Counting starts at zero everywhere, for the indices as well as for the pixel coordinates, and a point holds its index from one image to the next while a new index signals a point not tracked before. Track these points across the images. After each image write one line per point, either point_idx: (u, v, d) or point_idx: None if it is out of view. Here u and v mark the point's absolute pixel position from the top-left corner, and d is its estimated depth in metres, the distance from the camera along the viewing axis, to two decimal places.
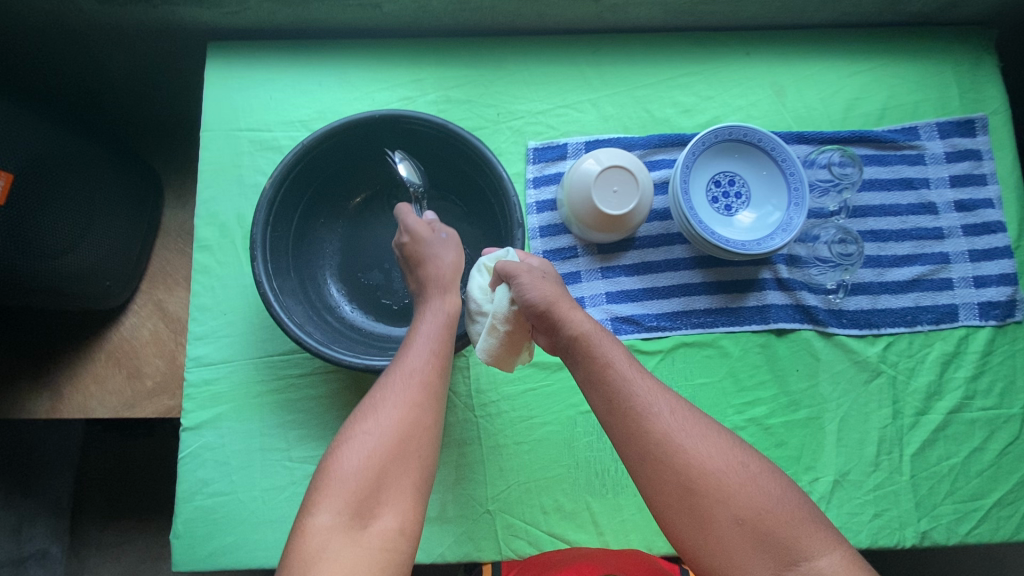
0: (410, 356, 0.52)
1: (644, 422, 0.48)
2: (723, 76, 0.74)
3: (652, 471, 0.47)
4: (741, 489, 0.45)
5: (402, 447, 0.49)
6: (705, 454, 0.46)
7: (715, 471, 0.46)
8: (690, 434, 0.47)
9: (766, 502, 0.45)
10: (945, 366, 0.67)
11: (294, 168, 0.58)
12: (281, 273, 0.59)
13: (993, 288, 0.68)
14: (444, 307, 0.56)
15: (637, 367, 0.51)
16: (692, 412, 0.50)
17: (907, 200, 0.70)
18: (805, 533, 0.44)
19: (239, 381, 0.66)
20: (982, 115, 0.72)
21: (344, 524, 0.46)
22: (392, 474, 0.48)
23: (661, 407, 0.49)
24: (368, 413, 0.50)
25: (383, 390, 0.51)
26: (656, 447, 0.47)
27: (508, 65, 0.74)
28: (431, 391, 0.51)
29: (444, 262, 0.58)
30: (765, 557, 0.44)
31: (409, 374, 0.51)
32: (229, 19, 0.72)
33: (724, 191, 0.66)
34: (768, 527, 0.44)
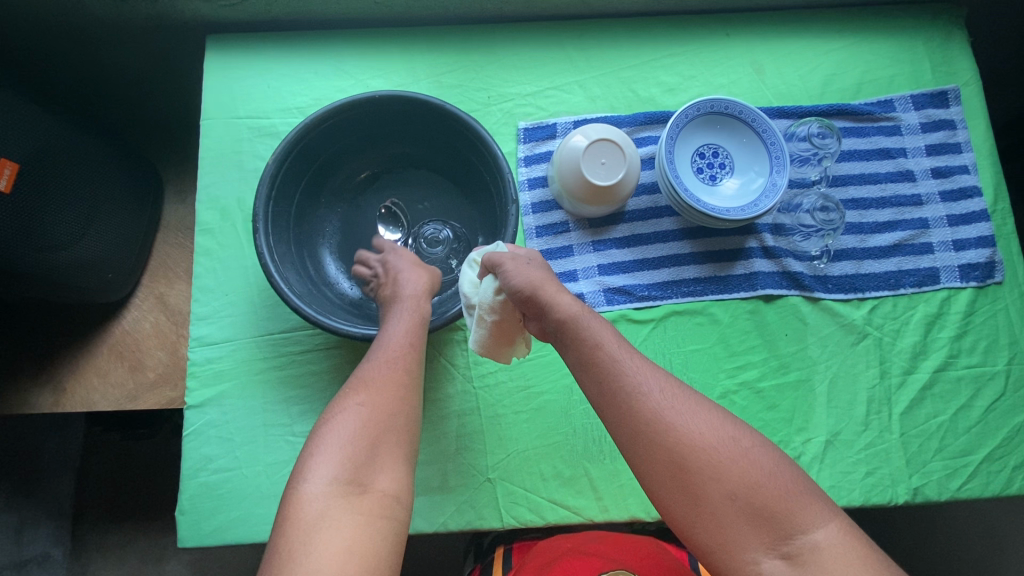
0: (393, 332, 0.55)
1: (633, 400, 0.46)
2: (704, 56, 0.77)
3: (642, 450, 0.44)
4: (733, 463, 0.42)
5: (394, 413, 0.50)
6: (695, 429, 0.44)
7: (705, 445, 0.43)
8: (678, 411, 0.45)
9: (759, 475, 0.42)
10: (929, 327, 0.69)
11: (297, 145, 0.60)
12: (282, 247, 0.61)
13: (972, 250, 0.71)
14: (417, 308, 0.58)
15: (626, 347, 0.49)
16: (684, 390, 0.47)
17: (886, 169, 0.73)
18: (801, 506, 0.41)
19: (241, 359, 0.68)
20: (954, 86, 0.75)
21: (341, 489, 0.45)
22: (386, 440, 0.49)
23: (651, 385, 0.46)
24: (360, 384, 0.51)
25: (367, 371, 0.52)
26: (644, 423, 0.45)
27: (497, 50, 0.76)
28: (415, 363, 0.54)
29: (424, 276, 0.62)
30: (760, 534, 0.41)
31: (394, 348, 0.54)
32: (227, 12, 0.75)
33: (708, 162, 0.69)
34: (762, 501, 0.41)
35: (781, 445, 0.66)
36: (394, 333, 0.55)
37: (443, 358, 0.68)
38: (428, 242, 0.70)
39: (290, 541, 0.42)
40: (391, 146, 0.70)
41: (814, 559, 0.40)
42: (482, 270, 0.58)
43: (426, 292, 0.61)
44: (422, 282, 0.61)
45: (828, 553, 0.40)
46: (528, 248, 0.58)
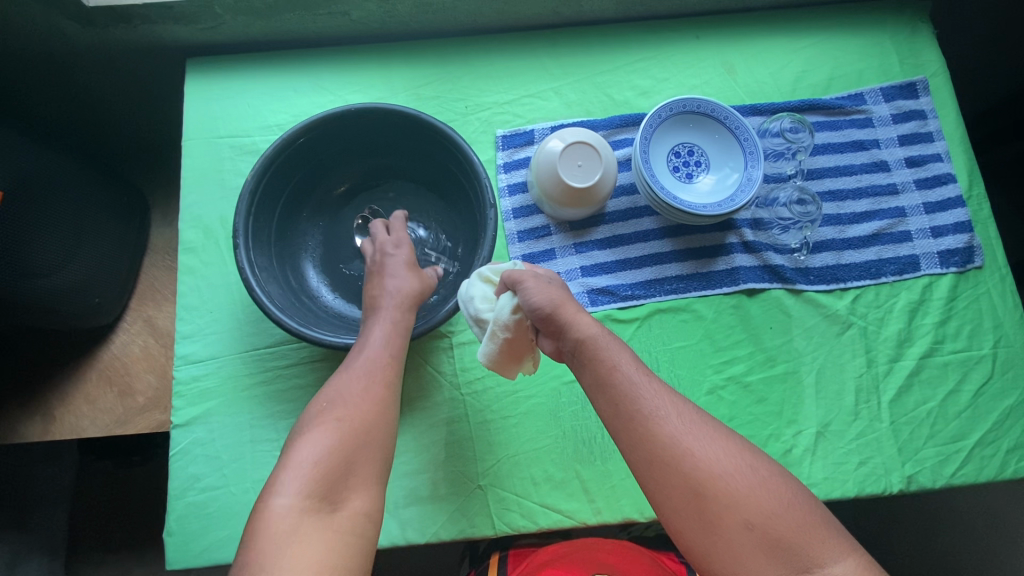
0: (376, 342, 0.56)
1: (650, 424, 0.46)
2: (676, 59, 0.78)
3: (655, 474, 0.45)
4: (752, 494, 0.43)
5: (370, 429, 0.50)
6: (714, 457, 0.44)
7: (724, 474, 0.44)
8: (697, 438, 0.45)
9: (777, 507, 0.43)
10: (912, 314, 0.69)
11: (276, 159, 0.61)
12: (263, 262, 0.62)
13: (950, 236, 0.71)
14: (398, 319, 0.58)
15: (644, 371, 0.50)
16: (702, 418, 0.47)
17: (861, 160, 0.74)
18: (818, 540, 0.42)
19: (226, 375, 0.68)
20: (922, 78, 0.77)
21: (313, 505, 0.45)
22: (363, 455, 0.49)
23: (668, 410, 0.47)
24: (337, 399, 0.51)
25: (344, 385, 0.53)
26: (661, 448, 0.45)
27: (473, 61, 0.78)
28: (393, 378, 0.54)
29: (412, 284, 0.61)
30: (778, 567, 0.41)
31: (375, 360, 0.54)
32: (206, 35, 0.76)
33: (684, 161, 0.70)
34: (779, 533, 0.42)
35: (771, 438, 0.66)
36: (376, 343, 0.56)
37: (429, 366, 0.68)
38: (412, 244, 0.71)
39: (256, 555, 0.42)
40: (369, 158, 0.71)
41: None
42: (500, 287, 0.57)
43: (407, 302, 0.60)
44: (405, 289, 0.60)
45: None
46: (548, 272, 0.58)
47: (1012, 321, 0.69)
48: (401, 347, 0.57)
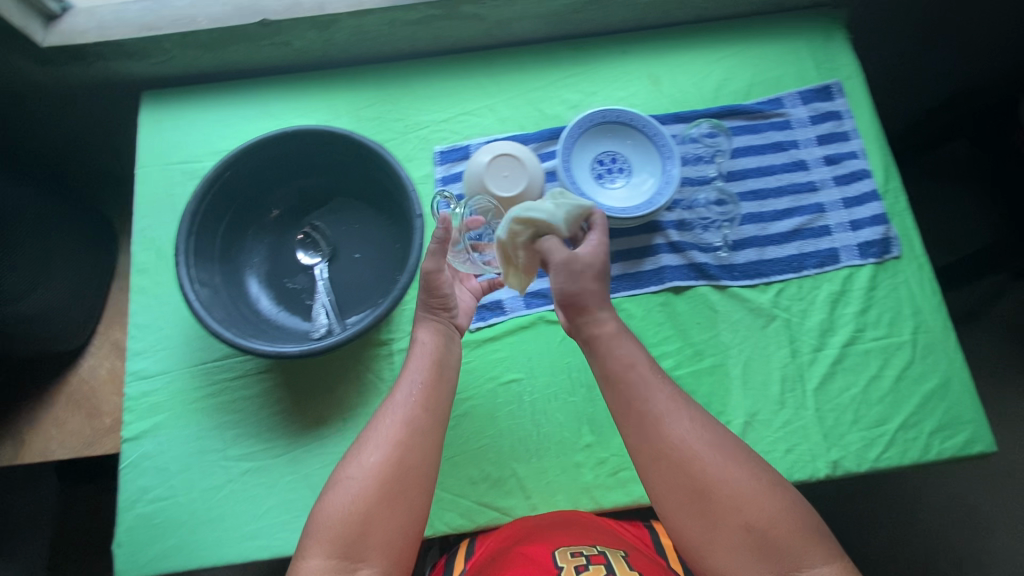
0: (401, 394, 0.59)
1: (675, 417, 0.53)
2: (603, 74, 0.82)
3: (670, 471, 0.51)
4: (759, 499, 0.50)
5: (393, 481, 0.54)
6: (729, 459, 0.51)
7: (738, 474, 0.51)
8: (712, 443, 0.52)
9: (783, 508, 0.50)
10: (834, 304, 0.72)
11: (213, 182, 0.65)
12: (204, 280, 0.66)
13: (868, 229, 0.74)
14: (426, 348, 0.62)
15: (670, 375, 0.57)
16: (716, 425, 0.54)
17: (780, 161, 0.77)
18: (811, 543, 0.49)
19: (175, 389, 0.70)
20: (836, 81, 0.81)
21: (334, 565, 0.50)
22: (377, 517, 0.52)
23: (691, 411, 0.54)
24: (363, 450, 0.55)
25: (371, 432, 0.56)
26: (676, 449, 0.52)
27: (412, 84, 0.82)
28: (422, 428, 0.57)
29: (433, 280, 0.63)
30: (770, 563, 0.48)
31: (397, 414, 0.57)
32: (159, 68, 0.81)
33: (607, 168, 0.73)
34: (781, 532, 0.49)
35: None
36: (400, 396, 0.58)
37: (371, 374, 0.70)
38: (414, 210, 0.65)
39: None
40: (306, 175, 0.73)
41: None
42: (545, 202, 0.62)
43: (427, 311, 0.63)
44: (424, 293, 0.63)
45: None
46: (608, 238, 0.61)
47: (930, 308, 0.72)
48: (421, 398, 0.58)
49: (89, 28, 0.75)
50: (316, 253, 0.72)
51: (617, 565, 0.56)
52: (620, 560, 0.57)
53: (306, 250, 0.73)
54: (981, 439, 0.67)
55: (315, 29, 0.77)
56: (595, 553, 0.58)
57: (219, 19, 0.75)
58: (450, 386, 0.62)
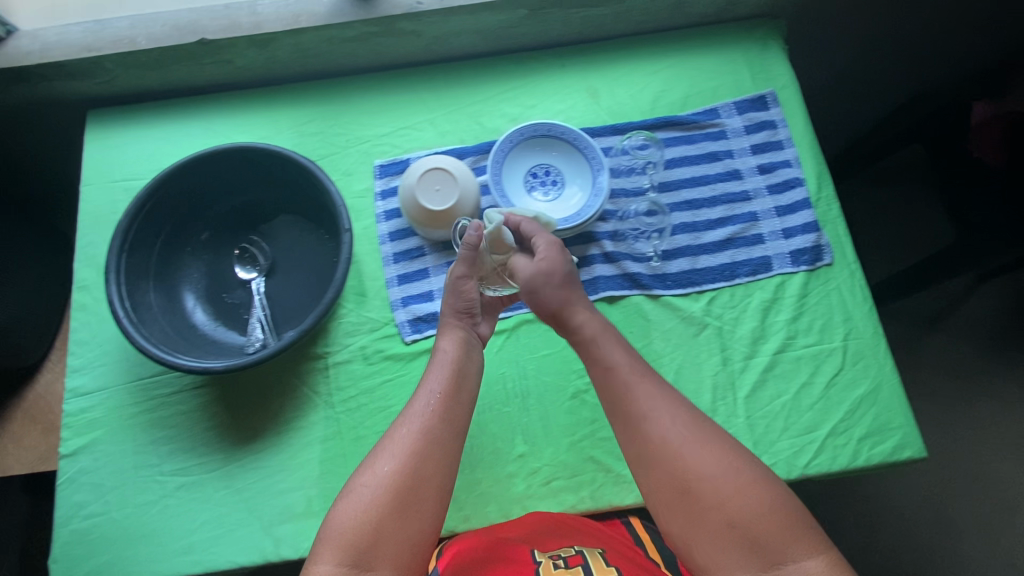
0: (419, 402, 0.59)
1: (679, 416, 0.55)
2: (543, 87, 0.84)
3: (658, 469, 0.53)
4: (766, 496, 0.50)
5: (403, 487, 0.54)
6: (734, 457, 0.52)
7: (744, 471, 0.51)
8: (699, 439, 0.53)
9: (788, 504, 0.50)
10: (766, 312, 0.73)
11: (146, 201, 0.67)
12: (138, 297, 0.67)
13: (800, 237, 0.75)
14: (446, 355, 0.63)
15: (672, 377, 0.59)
16: (704, 421, 0.55)
17: (715, 170, 0.78)
18: (797, 538, 0.49)
19: (113, 405, 0.71)
20: (770, 91, 0.82)
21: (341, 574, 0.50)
22: (388, 526, 0.52)
23: (694, 412, 0.55)
24: (377, 456, 0.56)
25: (387, 439, 0.57)
26: (664, 446, 0.53)
27: (354, 99, 0.83)
28: (438, 434, 0.57)
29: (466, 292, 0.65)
30: (757, 558, 0.49)
31: (414, 422, 0.57)
32: (104, 88, 0.82)
33: (541, 181, 0.74)
34: (788, 528, 0.49)
35: None
36: (417, 404, 0.59)
37: (306, 387, 0.71)
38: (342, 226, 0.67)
39: None
40: (245, 191, 0.74)
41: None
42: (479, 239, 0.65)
43: (456, 320, 0.65)
44: (454, 305, 0.65)
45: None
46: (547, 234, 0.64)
47: (861, 314, 0.73)
48: (438, 406, 0.59)
49: (31, 49, 0.77)
50: (254, 268, 0.73)
51: (594, 562, 0.56)
52: (597, 558, 0.57)
53: (243, 265, 0.73)
54: (910, 445, 0.68)
55: (255, 48, 0.78)
56: (572, 554, 0.58)
57: (157, 40, 0.76)
58: (469, 395, 0.62)
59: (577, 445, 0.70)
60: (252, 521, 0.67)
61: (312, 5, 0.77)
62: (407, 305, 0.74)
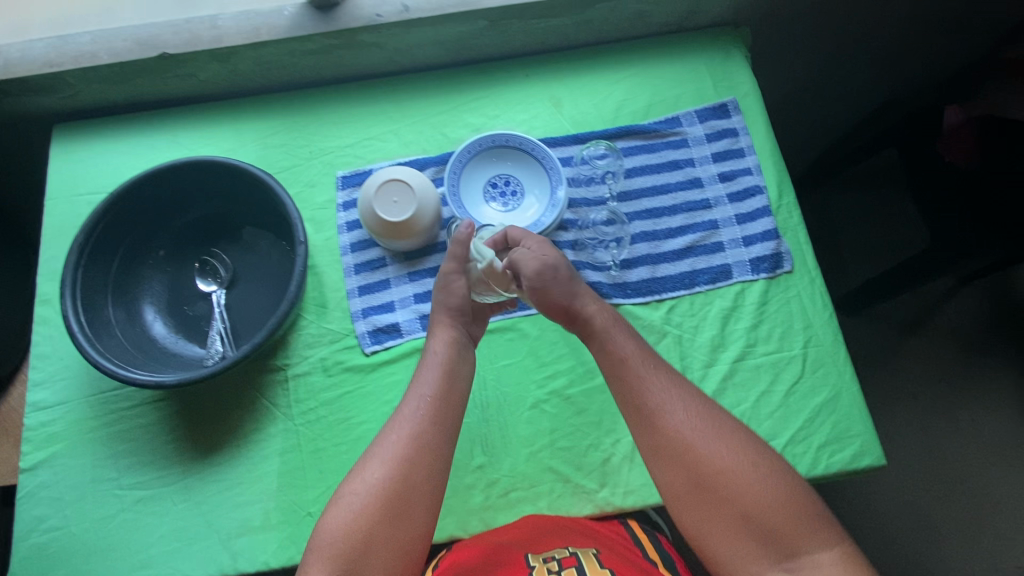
0: (408, 408, 0.61)
1: (660, 414, 0.57)
2: (506, 96, 0.83)
3: (669, 464, 0.55)
4: (751, 490, 0.53)
5: (394, 493, 0.56)
6: (716, 452, 0.54)
7: (725, 467, 0.54)
8: (711, 435, 0.55)
9: (772, 500, 0.52)
10: (726, 320, 0.73)
11: (104, 215, 0.67)
12: (94, 311, 0.67)
13: (759, 244, 0.75)
14: (436, 356, 0.64)
15: (658, 369, 0.60)
16: (722, 417, 0.57)
17: (675, 179, 0.79)
18: (805, 531, 0.52)
19: (74, 419, 0.71)
20: (732, 99, 0.82)
21: None
22: (378, 532, 0.54)
23: (676, 408, 0.57)
24: (370, 461, 0.58)
25: (377, 446, 0.59)
26: (675, 443, 0.55)
27: (318, 111, 0.83)
28: (428, 437, 0.59)
29: (453, 297, 0.67)
30: (764, 549, 0.52)
31: (403, 429, 0.59)
32: (69, 102, 0.82)
33: (501, 191, 0.75)
34: (771, 522, 0.52)
35: (590, 448, 0.70)
36: (407, 411, 0.61)
37: (265, 400, 0.71)
38: (298, 239, 0.68)
39: None
40: (206, 204, 0.75)
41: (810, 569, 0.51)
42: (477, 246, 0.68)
43: (446, 322, 0.66)
44: (444, 309, 0.66)
45: (821, 569, 0.50)
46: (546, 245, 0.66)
47: (821, 322, 0.72)
48: (428, 412, 0.60)
49: None
50: (214, 281, 0.73)
51: (588, 564, 0.57)
52: (591, 558, 0.58)
53: (204, 278, 0.74)
54: (870, 452, 0.68)
55: (217, 61, 0.78)
56: (566, 556, 0.59)
57: (119, 54, 0.76)
58: (460, 395, 0.63)
59: (535, 456, 0.69)
60: (210, 534, 0.67)
61: (272, 18, 0.77)
62: (368, 316, 0.74)
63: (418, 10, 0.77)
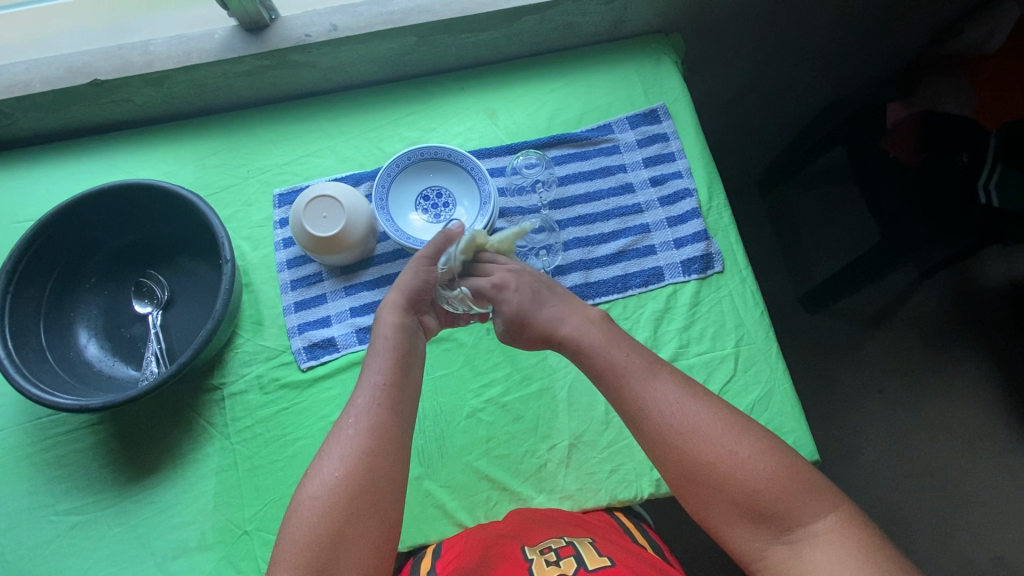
0: (360, 399, 0.58)
1: (647, 415, 0.54)
2: (442, 110, 0.85)
3: (663, 460, 0.53)
4: (745, 470, 0.50)
5: (354, 486, 0.53)
6: (701, 441, 0.52)
7: (711, 455, 0.51)
8: (697, 425, 0.53)
9: (768, 476, 0.50)
10: (659, 321, 0.74)
11: (33, 242, 0.68)
12: (24, 337, 0.67)
13: (690, 246, 0.76)
14: (387, 341, 0.62)
15: (635, 365, 0.57)
16: (695, 398, 0.55)
17: (608, 185, 0.80)
18: (812, 500, 0.49)
19: (9, 446, 0.71)
20: (662, 104, 0.83)
21: None
22: (343, 530, 0.51)
23: (660, 402, 0.55)
24: (326, 457, 0.55)
25: (333, 441, 0.56)
26: (661, 441, 0.53)
27: (256, 131, 0.84)
28: (390, 422, 0.57)
29: (412, 282, 0.66)
30: (767, 528, 0.49)
31: (359, 421, 0.56)
32: (7, 131, 0.83)
33: (433, 203, 0.78)
34: (773, 503, 0.49)
35: (527, 455, 0.70)
36: (359, 401, 0.58)
37: (202, 419, 0.71)
38: (224, 257, 0.68)
39: None
40: (142, 226, 0.76)
41: (812, 546, 0.48)
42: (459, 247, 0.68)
43: (399, 307, 0.64)
44: (403, 292, 0.65)
45: (822, 542, 0.48)
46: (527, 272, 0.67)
47: (752, 320, 0.73)
48: (382, 404, 0.57)
49: None
50: (149, 302, 0.73)
51: (587, 553, 0.56)
52: (588, 548, 0.57)
53: (138, 300, 0.74)
54: (802, 448, 0.67)
55: (151, 85, 0.79)
56: (563, 546, 0.58)
57: (52, 82, 0.77)
58: (412, 380, 0.62)
59: (471, 465, 0.69)
60: (146, 557, 0.67)
61: (203, 42, 0.78)
62: (303, 331, 0.74)
63: (346, 28, 0.78)
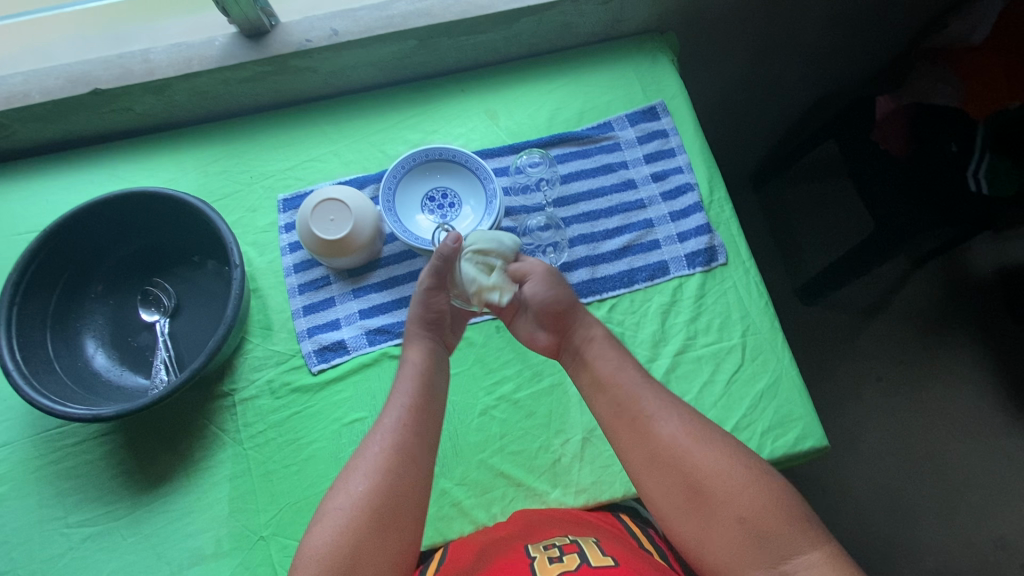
0: (388, 418, 0.59)
1: (652, 430, 0.56)
2: (443, 112, 0.85)
3: (666, 477, 0.54)
4: (744, 493, 0.51)
5: (378, 503, 0.53)
6: (703, 459, 0.53)
7: (713, 473, 0.52)
8: (699, 443, 0.54)
9: (766, 502, 0.50)
10: (666, 314, 0.75)
11: (38, 252, 0.68)
12: (32, 348, 0.67)
13: (693, 240, 0.77)
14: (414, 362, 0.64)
15: (643, 383, 0.60)
16: (698, 420, 0.57)
17: (610, 182, 0.81)
18: (801, 532, 0.49)
19: (18, 459, 0.70)
20: (660, 101, 0.84)
21: None
22: (365, 545, 0.51)
23: (666, 420, 0.56)
24: (353, 472, 0.56)
25: (361, 456, 0.57)
26: (664, 454, 0.55)
27: (258, 137, 0.84)
28: (419, 442, 0.58)
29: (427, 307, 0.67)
30: (760, 554, 0.49)
31: (384, 439, 0.57)
32: (6, 143, 0.83)
33: (438, 204, 0.78)
34: (768, 528, 0.49)
35: (541, 450, 0.70)
36: (388, 419, 0.59)
37: (213, 426, 0.71)
38: (233, 263, 0.68)
39: None
40: (147, 234, 0.75)
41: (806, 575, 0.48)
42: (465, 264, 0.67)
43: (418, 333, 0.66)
44: (417, 318, 0.67)
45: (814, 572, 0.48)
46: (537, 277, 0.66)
47: (758, 310, 0.74)
48: (410, 423, 0.58)
49: None
50: (156, 310, 0.73)
51: (591, 551, 0.56)
52: (593, 547, 0.57)
53: (145, 308, 0.73)
54: (812, 435, 0.68)
55: (152, 94, 0.79)
56: (567, 543, 0.58)
57: (51, 92, 0.77)
58: (438, 403, 0.63)
59: (485, 462, 0.70)
60: (160, 566, 0.66)
61: (204, 49, 0.78)
62: (313, 335, 0.74)
63: (347, 33, 0.78)
